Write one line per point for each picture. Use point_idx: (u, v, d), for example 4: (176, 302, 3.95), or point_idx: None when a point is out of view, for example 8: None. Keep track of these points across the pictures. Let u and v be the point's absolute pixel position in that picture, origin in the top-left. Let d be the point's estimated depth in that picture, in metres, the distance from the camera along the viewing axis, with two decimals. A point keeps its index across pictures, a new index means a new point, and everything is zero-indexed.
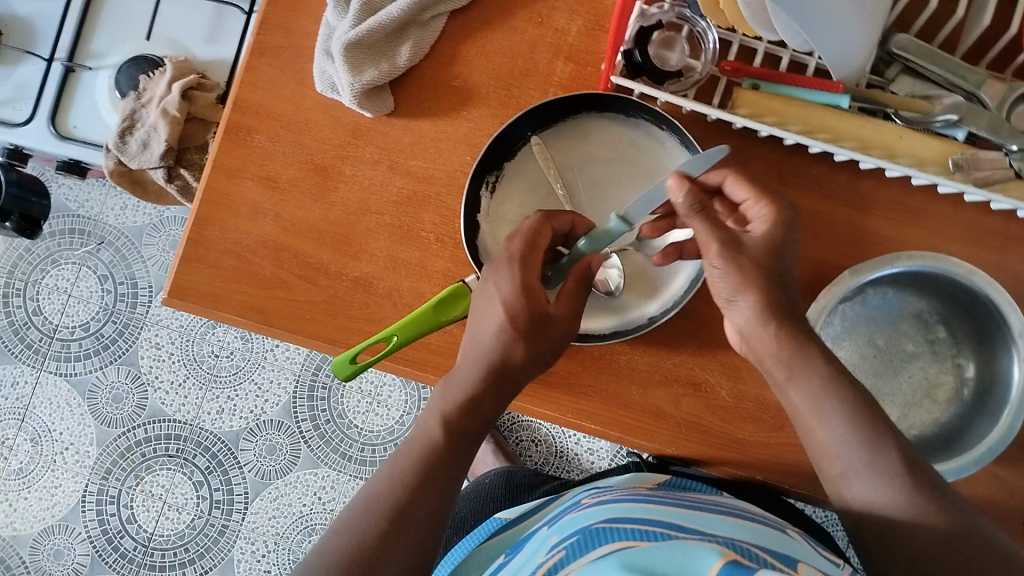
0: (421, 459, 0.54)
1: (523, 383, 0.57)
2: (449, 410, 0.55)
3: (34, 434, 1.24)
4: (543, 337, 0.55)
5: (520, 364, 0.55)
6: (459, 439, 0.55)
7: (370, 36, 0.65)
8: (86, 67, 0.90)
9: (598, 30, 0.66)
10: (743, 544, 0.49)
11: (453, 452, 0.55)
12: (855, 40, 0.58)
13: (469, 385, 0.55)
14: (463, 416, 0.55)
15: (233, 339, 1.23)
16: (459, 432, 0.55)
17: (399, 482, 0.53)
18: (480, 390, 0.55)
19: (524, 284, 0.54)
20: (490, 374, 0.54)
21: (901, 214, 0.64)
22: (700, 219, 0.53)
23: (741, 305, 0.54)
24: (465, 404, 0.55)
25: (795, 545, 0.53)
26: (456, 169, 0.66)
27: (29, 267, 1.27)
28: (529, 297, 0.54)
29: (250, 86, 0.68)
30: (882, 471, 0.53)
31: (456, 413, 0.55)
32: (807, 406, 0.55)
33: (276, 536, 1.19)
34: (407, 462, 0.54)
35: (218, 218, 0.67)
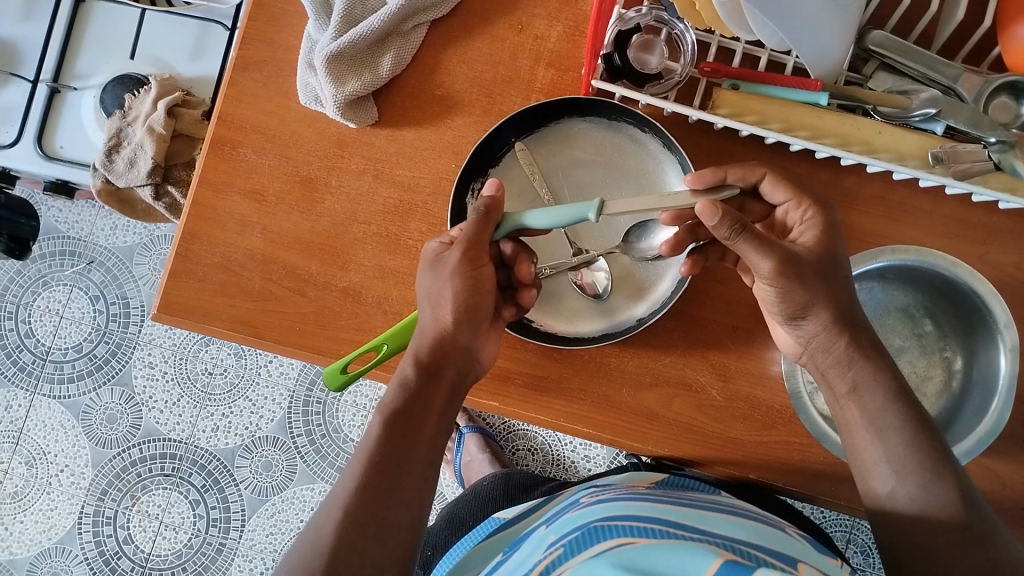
0: (370, 456, 0.53)
1: (465, 366, 0.58)
2: (389, 400, 0.56)
3: (28, 458, 1.24)
4: (469, 302, 0.57)
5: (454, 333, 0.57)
6: (405, 430, 0.54)
7: (351, 48, 0.65)
8: (71, 87, 0.91)
9: (577, 36, 0.67)
10: (741, 543, 0.48)
11: (398, 450, 0.53)
12: (833, 42, 0.58)
13: (403, 371, 0.57)
14: (404, 405, 0.55)
15: (226, 356, 1.23)
16: (401, 420, 0.55)
17: (354, 485, 0.52)
18: (410, 373, 0.56)
19: (441, 260, 0.58)
20: (419, 354, 0.57)
21: (884, 210, 0.65)
22: (744, 239, 0.51)
23: (810, 320, 0.55)
24: (405, 395, 0.56)
25: (794, 544, 0.53)
26: (441, 178, 0.67)
27: (21, 289, 1.26)
28: (442, 270, 0.57)
29: (235, 101, 0.68)
30: (939, 491, 0.53)
31: (395, 402, 0.55)
32: (864, 419, 0.55)
33: (274, 553, 1.19)
34: (360, 465, 0.53)
35: (206, 232, 0.67)
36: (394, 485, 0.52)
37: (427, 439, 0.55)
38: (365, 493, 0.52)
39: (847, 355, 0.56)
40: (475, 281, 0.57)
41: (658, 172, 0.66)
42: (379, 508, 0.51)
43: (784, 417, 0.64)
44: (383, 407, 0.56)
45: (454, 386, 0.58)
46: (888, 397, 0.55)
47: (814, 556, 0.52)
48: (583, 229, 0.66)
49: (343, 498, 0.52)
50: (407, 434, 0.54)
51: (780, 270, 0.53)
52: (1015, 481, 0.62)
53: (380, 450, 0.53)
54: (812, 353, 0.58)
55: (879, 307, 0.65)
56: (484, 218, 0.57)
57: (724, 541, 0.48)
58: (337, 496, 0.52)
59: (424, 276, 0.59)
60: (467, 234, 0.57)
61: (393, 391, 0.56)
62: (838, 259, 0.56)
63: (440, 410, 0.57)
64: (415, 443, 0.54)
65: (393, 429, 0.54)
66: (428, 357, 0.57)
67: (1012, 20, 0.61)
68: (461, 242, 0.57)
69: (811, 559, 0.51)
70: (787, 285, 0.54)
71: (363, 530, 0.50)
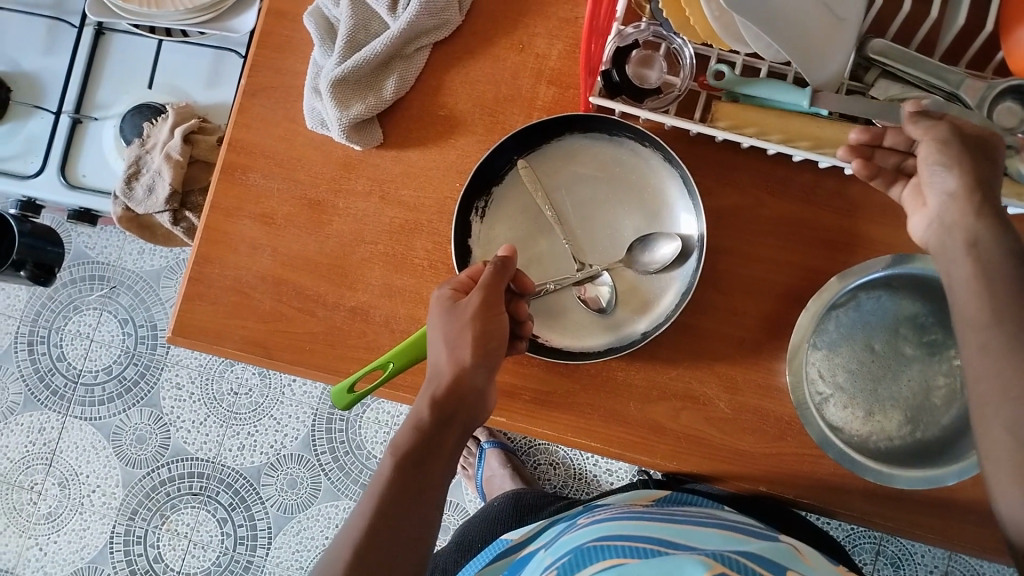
0: (381, 497, 0.55)
1: (477, 409, 0.59)
2: (401, 437, 0.57)
3: (61, 479, 1.26)
4: (487, 347, 0.57)
5: (469, 377, 0.57)
6: (416, 469, 0.56)
7: (355, 72, 0.67)
8: (91, 118, 0.93)
9: (578, 53, 0.68)
10: (730, 554, 0.48)
11: (404, 493, 0.55)
12: (830, 51, 0.58)
13: (417, 411, 0.57)
14: (418, 444, 0.56)
15: (251, 376, 1.25)
16: (411, 464, 0.56)
17: (363, 526, 0.54)
18: (425, 415, 0.57)
19: (457, 305, 0.58)
20: (434, 395, 0.57)
21: (890, 217, 0.64)
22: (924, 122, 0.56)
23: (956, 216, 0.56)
24: (419, 440, 0.56)
25: (786, 554, 0.53)
26: (445, 196, 0.68)
27: (52, 314, 1.30)
28: (460, 315, 0.57)
29: (245, 127, 0.70)
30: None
31: (407, 446, 0.56)
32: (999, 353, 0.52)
33: (300, 570, 1.20)
34: (371, 500, 0.55)
35: (218, 255, 0.69)
36: (404, 522, 0.54)
37: (437, 482, 0.56)
38: (378, 529, 0.53)
39: (979, 233, 0.55)
40: (492, 326, 0.57)
41: (661, 185, 0.66)
42: (389, 546, 0.53)
43: (793, 428, 0.64)
44: (395, 447, 0.57)
45: (464, 428, 0.58)
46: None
47: (806, 565, 0.52)
48: (587, 244, 0.67)
49: (356, 531, 0.54)
50: (417, 478, 0.55)
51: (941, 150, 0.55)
52: None
53: (390, 492, 0.55)
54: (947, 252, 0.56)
55: (887, 316, 0.64)
56: (499, 271, 0.58)
57: (712, 553, 0.48)
58: (346, 539, 0.54)
59: (436, 319, 0.58)
60: (485, 281, 0.57)
61: (407, 429, 0.57)
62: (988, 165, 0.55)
63: (450, 452, 0.58)
64: (427, 475, 0.56)
65: (405, 469, 0.55)
66: (444, 399, 0.57)
67: (1013, 24, 0.60)
68: (480, 290, 0.57)
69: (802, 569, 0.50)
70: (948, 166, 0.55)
71: (373, 565, 0.52)
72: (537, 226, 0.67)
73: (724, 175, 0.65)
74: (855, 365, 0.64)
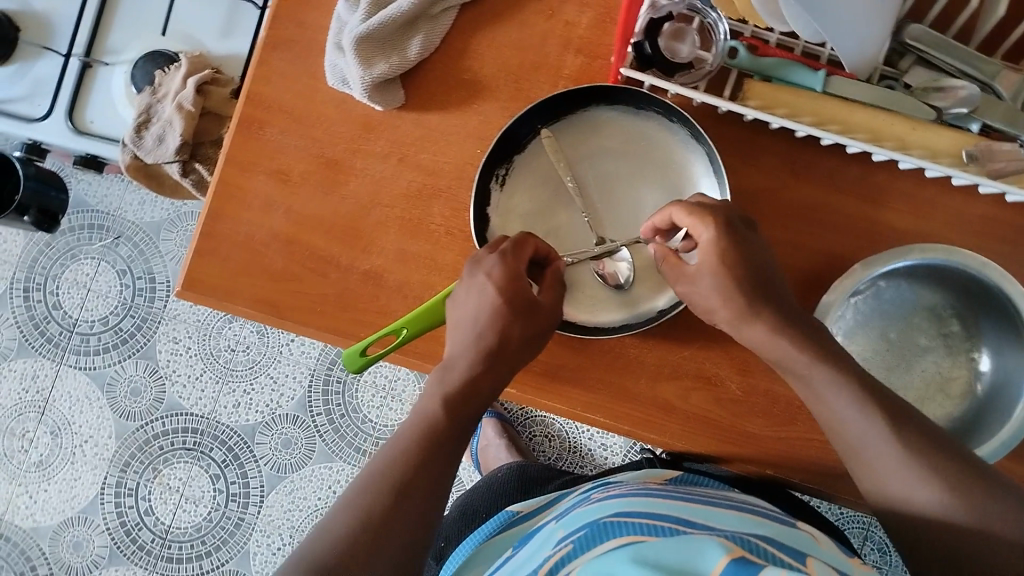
0: (423, 450, 0.53)
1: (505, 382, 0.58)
2: (449, 395, 0.55)
3: (54, 427, 1.26)
4: (548, 327, 0.58)
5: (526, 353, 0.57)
6: (457, 432, 0.55)
7: (381, 30, 0.65)
8: (102, 62, 0.91)
9: (608, 23, 0.66)
10: (750, 537, 0.48)
11: (448, 443, 0.54)
12: (869, 35, 0.57)
13: (470, 373, 0.55)
14: (465, 408, 0.55)
15: (249, 333, 1.24)
16: (459, 421, 0.55)
17: (398, 478, 0.52)
18: (483, 382, 0.56)
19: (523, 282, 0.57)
20: (496, 365, 0.56)
21: (914, 207, 0.64)
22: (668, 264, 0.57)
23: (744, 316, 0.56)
24: (468, 401, 0.55)
25: (808, 541, 0.52)
26: (465, 163, 0.67)
27: (49, 261, 1.28)
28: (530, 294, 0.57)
29: (264, 80, 0.68)
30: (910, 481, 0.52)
31: (455, 404, 0.55)
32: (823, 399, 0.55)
33: (291, 530, 1.20)
34: (405, 449, 0.54)
35: (231, 210, 0.67)
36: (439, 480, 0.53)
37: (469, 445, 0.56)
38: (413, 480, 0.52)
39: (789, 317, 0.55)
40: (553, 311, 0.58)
41: (688, 163, 0.65)
42: (425, 503, 0.52)
43: (804, 414, 0.63)
44: (443, 402, 0.55)
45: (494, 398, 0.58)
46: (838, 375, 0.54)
47: (825, 551, 0.52)
48: (607, 218, 0.66)
49: (389, 479, 0.52)
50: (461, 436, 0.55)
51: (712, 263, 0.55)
52: None
53: (431, 447, 0.54)
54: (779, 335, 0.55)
55: (906, 304, 0.64)
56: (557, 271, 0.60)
57: (731, 533, 0.49)
58: (372, 489, 0.52)
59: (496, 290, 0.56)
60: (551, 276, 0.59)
61: (456, 388, 0.55)
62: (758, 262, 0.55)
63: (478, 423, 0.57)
64: (460, 443, 0.55)
65: (453, 428, 0.54)
66: (500, 370, 0.56)
67: None
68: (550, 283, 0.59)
69: (818, 552, 0.50)
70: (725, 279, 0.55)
71: (408, 517, 0.51)
72: (557, 197, 0.66)
73: (749, 155, 0.64)
74: (872, 351, 0.64)
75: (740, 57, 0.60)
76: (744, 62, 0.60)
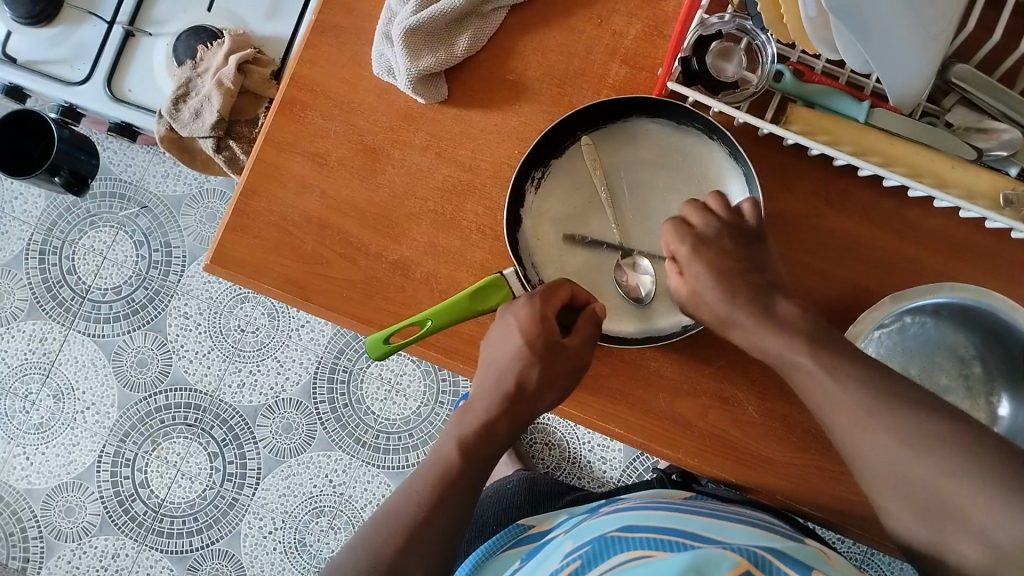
0: (438, 486, 0.55)
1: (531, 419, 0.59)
2: (467, 434, 0.57)
3: (57, 391, 1.26)
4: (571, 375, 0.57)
5: (545, 399, 0.57)
6: (474, 469, 0.57)
7: (431, 23, 0.65)
8: (146, 33, 0.92)
9: (656, 36, 0.67)
10: (754, 548, 0.49)
11: (463, 481, 0.56)
12: (914, 70, 0.58)
13: (487, 411, 0.57)
14: (483, 446, 0.57)
15: (260, 315, 1.24)
16: (475, 458, 0.57)
17: (415, 509, 0.55)
18: (501, 424, 0.57)
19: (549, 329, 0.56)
20: (515, 408, 0.57)
21: (945, 246, 0.64)
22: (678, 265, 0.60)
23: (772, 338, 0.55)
24: (485, 438, 0.57)
25: (818, 557, 0.53)
26: (503, 162, 0.67)
27: (68, 226, 1.28)
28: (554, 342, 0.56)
29: (310, 63, 0.68)
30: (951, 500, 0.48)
31: (472, 441, 0.57)
32: (852, 425, 0.52)
33: (284, 514, 1.20)
34: (424, 484, 0.56)
35: (265, 189, 0.68)
36: (450, 515, 0.55)
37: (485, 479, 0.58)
38: (427, 514, 0.55)
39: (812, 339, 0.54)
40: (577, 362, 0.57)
41: (721, 181, 0.65)
42: (437, 536, 0.54)
43: (819, 441, 0.64)
44: (459, 437, 0.57)
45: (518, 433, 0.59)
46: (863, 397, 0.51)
47: (835, 567, 0.52)
48: (636, 231, 0.66)
49: (404, 514, 0.55)
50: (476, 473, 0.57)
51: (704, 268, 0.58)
52: None
53: (445, 484, 0.56)
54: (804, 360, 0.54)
55: (930, 342, 0.64)
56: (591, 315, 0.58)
57: (737, 546, 0.49)
58: (391, 520, 0.55)
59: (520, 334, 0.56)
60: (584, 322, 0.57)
61: (476, 426, 0.57)
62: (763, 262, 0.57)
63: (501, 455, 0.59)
64: (475, 478, 0.57)
65: (467, 465, 0.56)
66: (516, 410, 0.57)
67: None
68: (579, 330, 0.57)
69: (825, 565, 0.51)
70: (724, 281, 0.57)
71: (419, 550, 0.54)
72: (589, 204, 0.67)
73: (785, 180, 0.64)
74: None
75: (785, 80, 0.61)
76: (789, 86, 0.61)
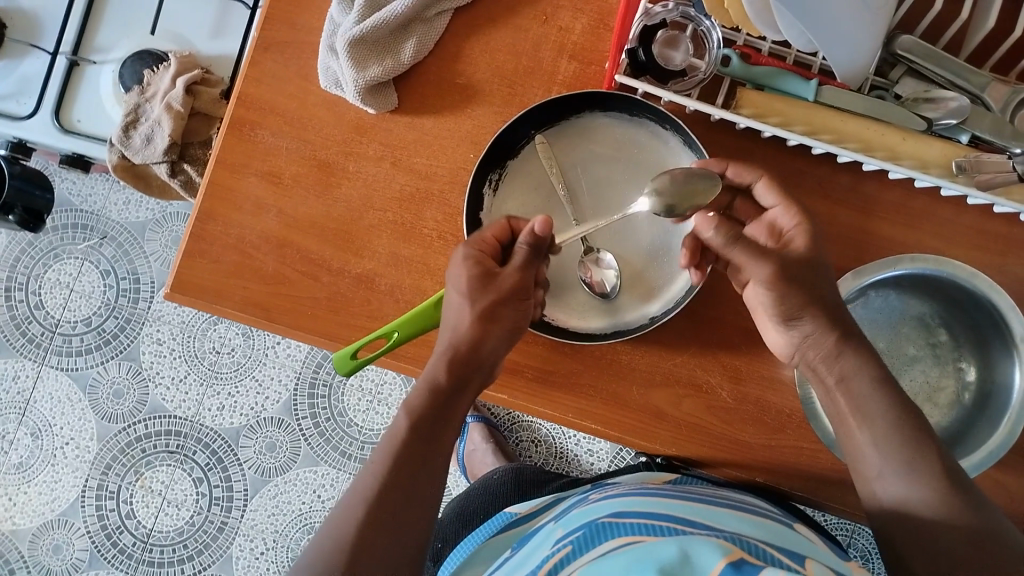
0: (393, 458, 0.53)
1: (486, 374, 0.58)
2: (414, 402, 0.55)
3: (34, 429, 1.24)
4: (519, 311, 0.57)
5: (490, 346, 0.56)
6: (430, 435, 0.54)
7: (374, 32, 0.65)
8: (90, 61, 0.91)
9: (602, 29, 0.67)
10: (750, 539, 0.49)
11: (416, 447, 0.53)
12: (860, 45, 0.58)
13: (432, 373, 0.56)
14: (433, 406, 0.55)
15: (234, 335, 1.23)
16: (426, 423, 0.54)
17: (375, 485, 0.52)
18: (442, 377, 0.55)
19: (487, 276, 0.57)
20: (453, 356, 0.56)
21: (903, 217, 0.64)
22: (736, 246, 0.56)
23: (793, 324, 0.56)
24: (434, 401, 0.55)
25: (806, 543, 0.53)
26: (458, 167, 0.66)
27: (32, 261, 1.27)
28: (491, 287, 0.56)
29: (256, 81, 0.68)
30: (915, 471, 0.53)
31: (421, 404, 0.55)
32: (849, 406, 0.56)
33: (275, 534, 1.19)
34: (379, 460, 0.53)
35: (221, 212, 0.67)
36: (410, 489, 0.52)
37: (448, 444, 0.55)
38: (388, 491, 0.52)
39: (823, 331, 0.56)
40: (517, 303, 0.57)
41: (676, 170, 0.66)
42: (401, 511, 0.51)
43: (795, 421, 0.64)
44: (408, 406, 0.55)
45: (476, 391, 0.57)
46: (873, 381, 0.55)
47: (823, 553, 0.52)
48: (597, 227, 0.66)
49: (363, 494, 0.52)
50: (431, 438, 0.54)
51: (776, 276, 0.56)
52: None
53: (401, 453, 0.53)
54: (804, 350, 0.57)
55: (895, 314, 0.64)
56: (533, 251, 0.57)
57: (732, 535, 0.49)
58: (352, 504, 0.52)
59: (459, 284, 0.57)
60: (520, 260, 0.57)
61: (420, 392, 0.55)
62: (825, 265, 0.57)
63: (461, 415, 0.57)
64: (432, 455, 0.54)
65: (417, 431, 0.54)
66: (461, 362, 0.56)
67: None
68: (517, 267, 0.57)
69: (818, 554, 0.51)
70: (783, 293, 0.56)
71: (383, 525, 0.50)
72: (549, 203, 0.66)
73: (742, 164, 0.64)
74: None
75: (733, 65, 0.61)
76: (736, 70, 0.61)
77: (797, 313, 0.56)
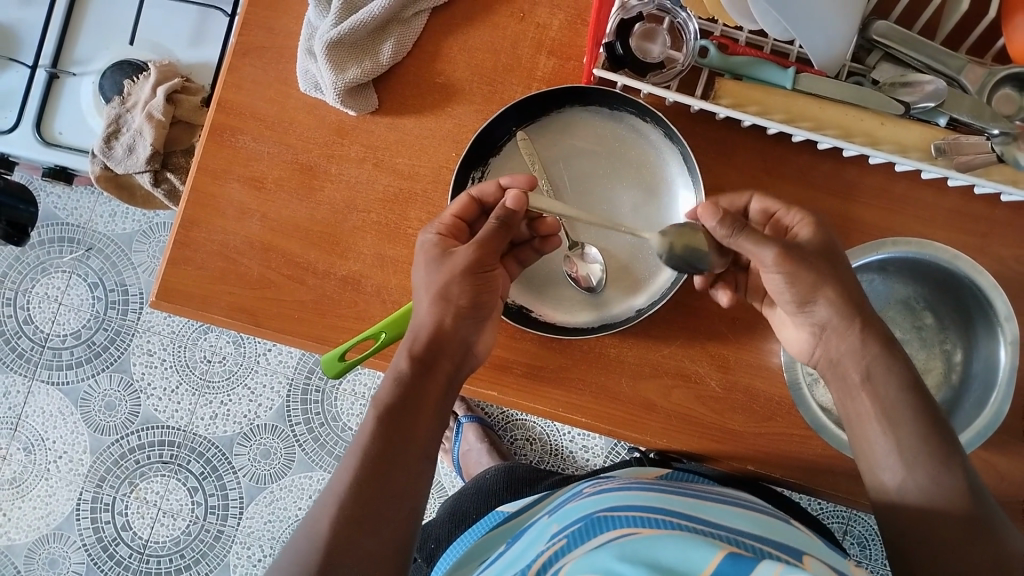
0: (365, 452, 0.52)
1: (461, 354, 0.58)
2: (385, 396, 0.55)
3: (27, 444, 1.24)
4: (484, 287, 0.58)
5: (453, 327, 0.57)
6: (401, 426, 0.54)
7: (351, 35, 0.65)
8: (70, 73, 0.91)
9: (579, 24, 0.67)
10: (747, 534, 0.49)
11: (388, 446, 0.53)
12: (834, 29, 0.57)
13: (396, 365, 0.56)
14: (399, 396, 0.54)
15: (225, 343, 1.23)
16: (395, 414, 0.54)
17: (349, 481, 0.51)
18: (405, 366, 0.56)
19: (446, 256, 0.58)
20: (415, 345, 0.56)
21: (885, 201, 0.64)
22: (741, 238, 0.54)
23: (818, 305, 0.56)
24: (401, 390, 0.55)
25: (803, 538, 0.53)
26: (441, 166, 0.67)
27: (19, 276, 1.26)
28: (448, 266, 0.57)
29: (234, 87, 0.68)
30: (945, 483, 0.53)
31: (389, 397, 0.54)
32: (877, 408, 0.55)
33: (271, 541, 1.19)
34: (354, 458, 0.53)
35: (204, 219, 0.67)
36: (385, 486, 0.52)
37: (423, 438, 0.54)
38: (362, 487, 0.51)
39: (857, 332, 0.56)
40: (479, 282, 0.58)
41: (658, 163, 0.66)
42: (377, 505, 0.51)
43: (784, 408, 0.64)
44: (377, 401, 0.55)
45: (450, 376, 0.57)
46: (901, 387, 0.55)
47: (820, 546, 0.53)
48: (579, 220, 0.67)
49: (339, 490, 0.51)
50: (401, 431, 0.54)
51: (785, 255, 0.54)
52: (1014, 475, 0.62)
53: (375, 447, 0.53)
54: (824, 342, 0.57)
55: (879, 298, 0.65)
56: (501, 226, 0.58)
57: (728, 531, 0.49)
58: (325, 505, 0.51)
59: (423, 270, 0.59)
60: (483, 236, 0.58)
61: (387, 385, 0.55)
62: (835, 248, 0.56)
63: (436, 404, 0.56)
64: (408, 453, 0.53)
65: (387, 424, 0.53)
66: (424, 349, 0.56)
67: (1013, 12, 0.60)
68: (475, 242, 0.57)
69: (815, 548, 0.51)
70: (797, 269, 0.54)
71: (355, 522, 0.50)
72: None
73: (723, 153, 0.65)
74: None
75: (711, 57, 0.61)
76: (712, 63, 0.61)
77: (809, 298, 0.56)
